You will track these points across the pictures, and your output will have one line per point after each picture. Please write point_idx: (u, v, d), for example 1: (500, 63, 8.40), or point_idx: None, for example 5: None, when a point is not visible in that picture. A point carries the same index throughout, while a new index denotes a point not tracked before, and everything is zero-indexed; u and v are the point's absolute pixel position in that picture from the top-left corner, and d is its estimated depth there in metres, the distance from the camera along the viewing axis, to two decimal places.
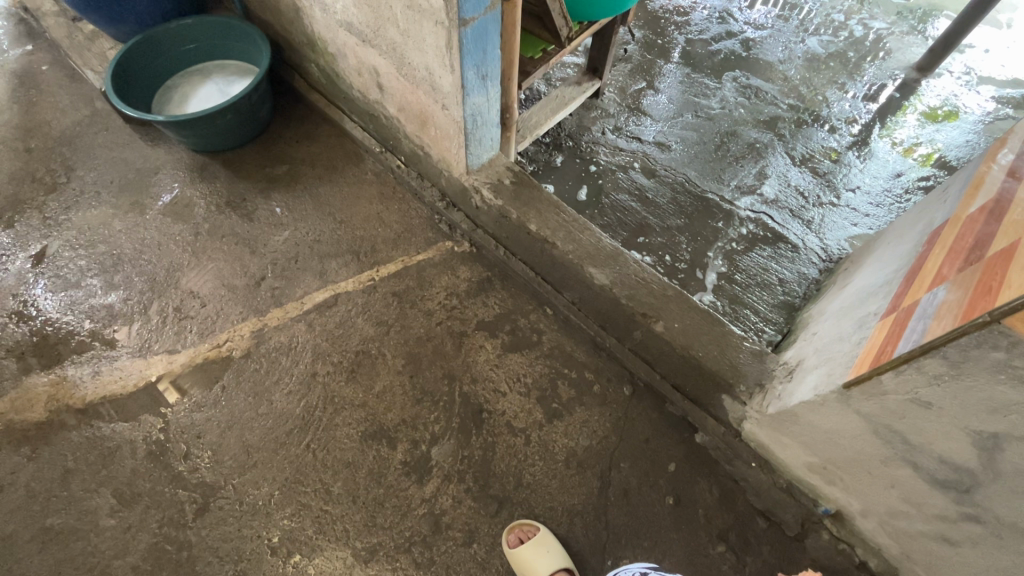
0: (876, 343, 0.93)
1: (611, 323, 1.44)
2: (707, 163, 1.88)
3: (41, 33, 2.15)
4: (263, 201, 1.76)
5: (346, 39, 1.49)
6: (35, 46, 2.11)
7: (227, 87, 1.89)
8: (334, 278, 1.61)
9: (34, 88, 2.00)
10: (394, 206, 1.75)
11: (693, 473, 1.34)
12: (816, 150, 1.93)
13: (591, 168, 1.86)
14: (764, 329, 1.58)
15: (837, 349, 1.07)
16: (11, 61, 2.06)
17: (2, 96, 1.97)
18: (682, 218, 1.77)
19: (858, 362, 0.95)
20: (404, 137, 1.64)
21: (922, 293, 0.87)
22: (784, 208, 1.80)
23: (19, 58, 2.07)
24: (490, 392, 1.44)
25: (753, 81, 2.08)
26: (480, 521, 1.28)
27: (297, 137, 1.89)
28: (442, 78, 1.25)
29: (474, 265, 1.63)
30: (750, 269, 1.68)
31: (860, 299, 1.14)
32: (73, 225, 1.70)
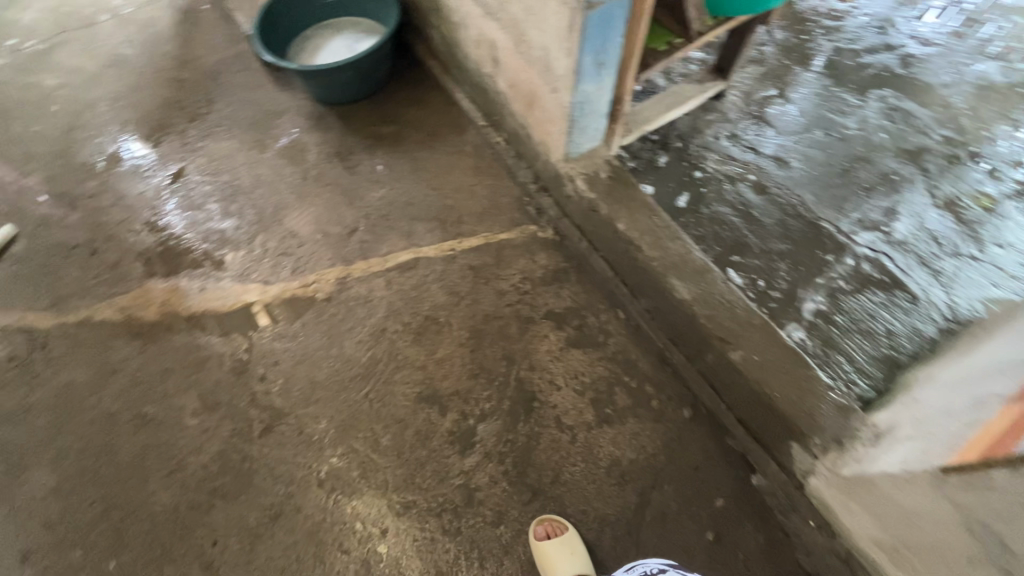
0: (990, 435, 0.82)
1: (684, 340, 1.37)
2: (828, 188, 1.70)
3: None
4: (368, 157, 1.84)
5: (470, 9, 1.50)
6: None
7: (355, 44, 1.98)
8: (418, 241, 1.66)
9: (194, 25, 2.22)
10: (487, 182, 1.76)
11: (741, 515, 1.26)
12: (966, 193, 1.68)
13: (695, 174, 1.75)
14: (856, 382, 1.42)
15: (940, 424, 0.94)
16: None
17: (168, 29, 2.20)
18: (787, 244, 1.62)
19: (965, 448, 0.86)
20: (509, 114, 1.63)
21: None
22: (911, 253, 1.59)
23: None
24: (545, 383, 1.43)
25: (905, 104, 1.84)
26: (511, 506, 1.29)
27: (409, 99, 1.95)
28: (557, 61, 1.23)
29: (554, 254, 1.61)
30: (854, 313, 1.51)
31: (983, 374, 0.99)
32: (206, 153, 1.88)
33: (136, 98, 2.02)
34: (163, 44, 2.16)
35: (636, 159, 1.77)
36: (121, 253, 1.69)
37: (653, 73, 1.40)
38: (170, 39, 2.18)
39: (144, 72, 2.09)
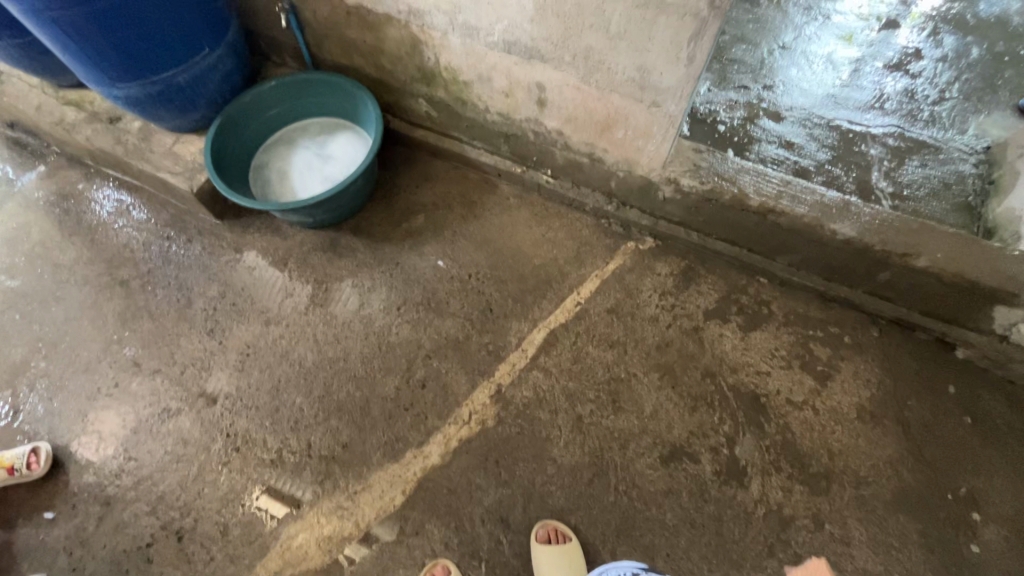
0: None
1: (844, 272, 1.44)
2: (817, 98, 1.92)
3: (58, 152, 1.85)
4: (420, 258, 1.62)
5: (497, 61, 1.36)
6: (63, 169, 1.82)
7: (323, 148, 1.71)
8: (540, 314, 1.52)
9: (91, 216, 1.73)
10: (557, 223, 1.66)
11: (973, 388, 1.38)
12: (892, 58, 2.03)
13: (721, 129, 1.82)
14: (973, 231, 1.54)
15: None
16: (46, 196, 1.78)
17: (60, 237, 1.70)
18: (830, 152, 1.77)
19: None
20: (563, 148, 1.53)
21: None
22: (906, 115, 1.87)
23: (53, 190, 1.79)
24: (755, 376, 1.41)
25: (828, 10, 2.16)
26: (819, 502, 1.26)
27: (415, 180, 1.75)
28: (663, 75, 1.17)
29: (669, 258, 1.58)
30: (915, 182, 1.70)
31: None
32: (230, 348, 1.50)
33: (83, 333, 1.55)
34: (66, 251, 1.68)
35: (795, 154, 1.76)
36: (218, 517, 1.29)
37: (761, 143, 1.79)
38: (72, 242, 1.69)
39: (71, 296, 1.60)
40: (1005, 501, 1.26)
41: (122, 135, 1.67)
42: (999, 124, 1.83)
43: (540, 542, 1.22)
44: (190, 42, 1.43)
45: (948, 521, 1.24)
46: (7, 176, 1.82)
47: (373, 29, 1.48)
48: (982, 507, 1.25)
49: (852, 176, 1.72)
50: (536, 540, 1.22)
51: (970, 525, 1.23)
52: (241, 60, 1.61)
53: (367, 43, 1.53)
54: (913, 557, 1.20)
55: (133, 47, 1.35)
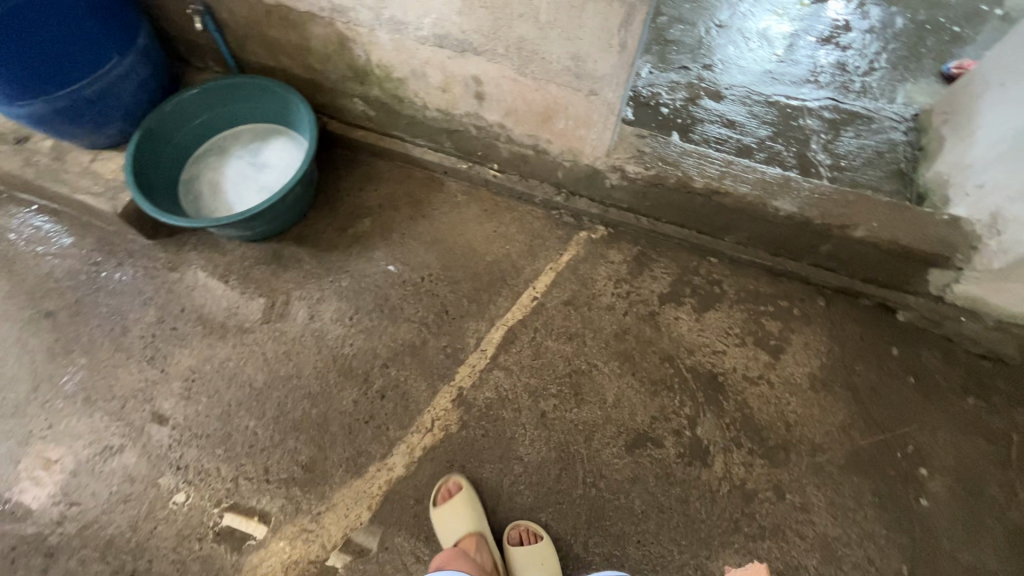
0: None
1: (789, 246, 1.47)
2: (754, 75, 1.95)
3: None
4: (369, 265, 1.57)
5: (430, 55, 1.31)
6: None
7: (257, 156, 1.63)
8: (497, 312, 1.49)
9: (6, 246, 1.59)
10: (507, 217, 1.63)
11: (914, 348, 1.45)
12: (823, 31, 2.08)
13: (663, 112, 1.83)
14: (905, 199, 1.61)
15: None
16: None
17: None
18: (770, 128, 1.81)
19: None
20: (506, 141, 1.50)
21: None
22: (839, 87, 1.92)
23: None
24: (712, 356, 1.44)
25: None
26: (779, 473, 1.29)
27: (359, 183, 1.68)
28: (598, 62, 1.15)
29: (621, 245, 1.58)
30: (851, 152, 1.75)
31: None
32: (173, 375, 1.42)
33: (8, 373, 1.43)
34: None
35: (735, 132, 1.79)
36: (174, 556, 1.23)
37: (704, 123, 1.81)
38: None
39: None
40: (948, 453, 1.33)
41: (32, 155, 1.55)
42: (924, 91, 1.91)
43: (512, 544, 1.23)
44: (99, 52, 1.33)
45: (898, 478, 1.29)
46: None
47: (297, 28, 1.40)
48: (928, 462, 1.31)
49: (791, 151, 1.76)
50: (508, 543, 1.23)
51: (918, 480, 1.29)
52: (157, 68, 1.50)
53: (293, 43, 1.45)
54: (869, 516, 1.25)
55: (37, 65, 1.25)
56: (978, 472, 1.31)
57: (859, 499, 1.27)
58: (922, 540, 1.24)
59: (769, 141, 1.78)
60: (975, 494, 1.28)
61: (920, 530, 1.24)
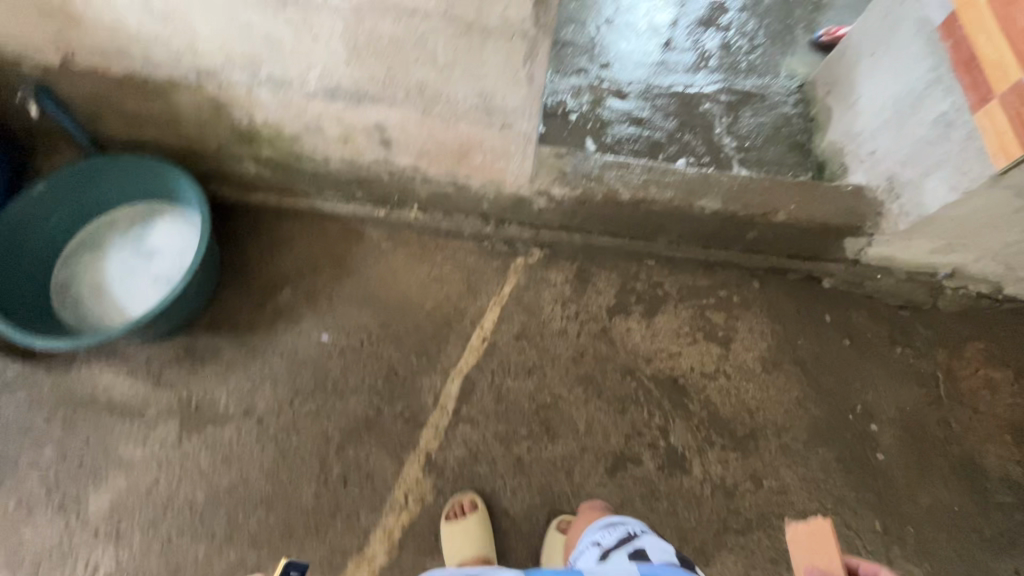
0: (1010, 122, 1.09)
1: (718, 237, 1.51)
2: (650, 68, 1.97)
3: None
4: (299, 339, 1.43)
5: (322, 109, 1.19)
6: None
7: (142, 242, 1.43)
8: (449, 362, 1.42)
9: None
10: (439, 257, 1.55)
11: (844, 311, 1.54)
12: (703, 15, 2.15)
13: (573, 119, 1.82)
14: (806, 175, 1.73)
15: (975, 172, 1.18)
16: None
17: None
18: (675, 120, 1.84)
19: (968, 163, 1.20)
20: (423, 181, 1.41)
21: (1008, 81, 1.09)
22: (729, 68, 1.99)
23: None
24: (669, 360, 1.45)
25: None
26: (753, 462, 1.33)
27: (268, 249, 1.52)
28: (507, 97, 1.09)
29: (560, 264, 1.55)
30: (752, 132, 1.83)
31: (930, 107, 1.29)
32: (95, 519, 1.23)
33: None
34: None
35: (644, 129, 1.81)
36: None
37: (613, 125, 1.81)
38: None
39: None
40: (891, 404, 1.43)
41: None
42: (802, 62, 2.03)
43: None
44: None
45: (855, 439, 1.38)
46: None
47: (158, 97, 1.22)
48: (876, 417, 1.41)
49: (699, 139, 1.80)
50: None
51: (871, 436, 1.39)
52: None
53: (157, 113, 1.27)
54: (838, 483, 1.33)
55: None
56: (918, 415, 1.42)
57: (826, 469, 1.34)
58: (885, 493, 1.33)
59: (678, 133, 1.81)
60: (920, 436, 1.39)
61: (882, 484, 1.34)
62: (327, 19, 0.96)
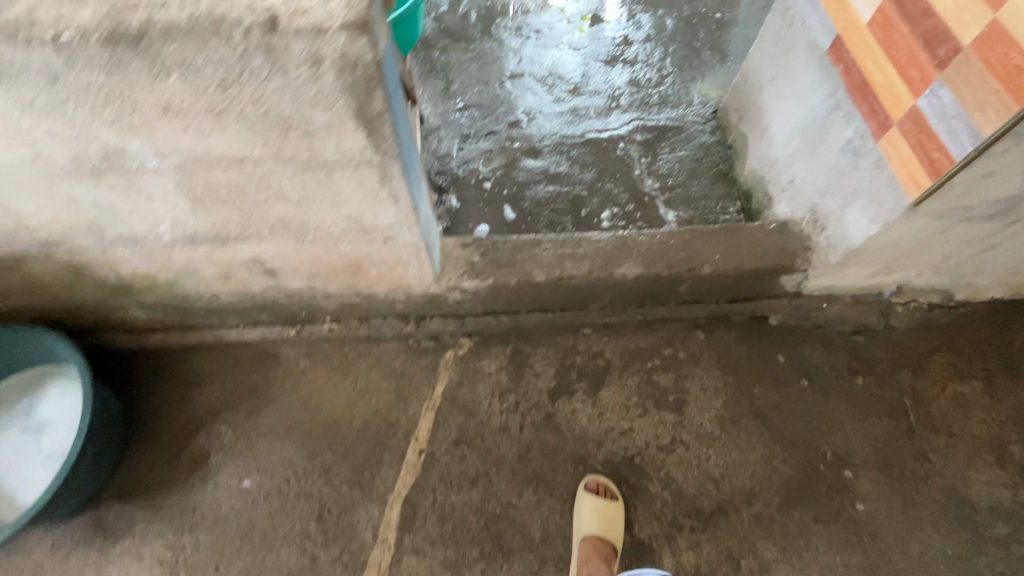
0: (914, 151, 1.02)
1: (651, 296, 1.42)
2: (561, 118, 1.91)
3: None
4: (220, 489, 1.30)
5: (189, 255, 1.09)
6: None
7: (31, 416, 1.30)
8: (386, 486, 1.30)
9: None
10: (362, 366, 1.44)
11: (797, 347, 1.45)
12: (608, 53, 2.10)
13: (488, 188, 1.73)
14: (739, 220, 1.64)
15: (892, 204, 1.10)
16: None
17: None
18: (593, 169, 1.77)
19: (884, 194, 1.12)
20: (325, 297, 1.31)
21: (904, 108, 1.02)
22: (641, 104, 1.94)
23: None
24: (622, 438, 1.35)
25: (535, 25, 2.16)
26: (726, 541, 1.23)
27: (176, 393, 1.40)
28: (378, 215, 1.00)
29: (493, 351, 1.45)
30: (674, 169, 1.76)
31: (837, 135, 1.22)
32: None
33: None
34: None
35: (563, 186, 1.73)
36: None
37: (531, 187, 1.74)
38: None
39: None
40: (862, 444, 1.33)
41: None
42: (714, 85, 1.98)
43: None
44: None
45: (831, 492, 1.28)
46: None
47: (10, 271, 1.11)
48: (849, 461, 1.31)
49: (620, 186, 1.73)
50: None
51: (848, 485, 1.29)
52: None
53: (14, 284, 1.16)
54: (820, 547, 1.23)
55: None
56: (893, 451, 1.32)
57: (805, 532, 1.24)
58: (872, 548, 1.23)
59: (599, 184, 1.74)
60: (898, 475, 1.30)
61: (867, 539, 1.23)
62: (152, 179, 0.87)
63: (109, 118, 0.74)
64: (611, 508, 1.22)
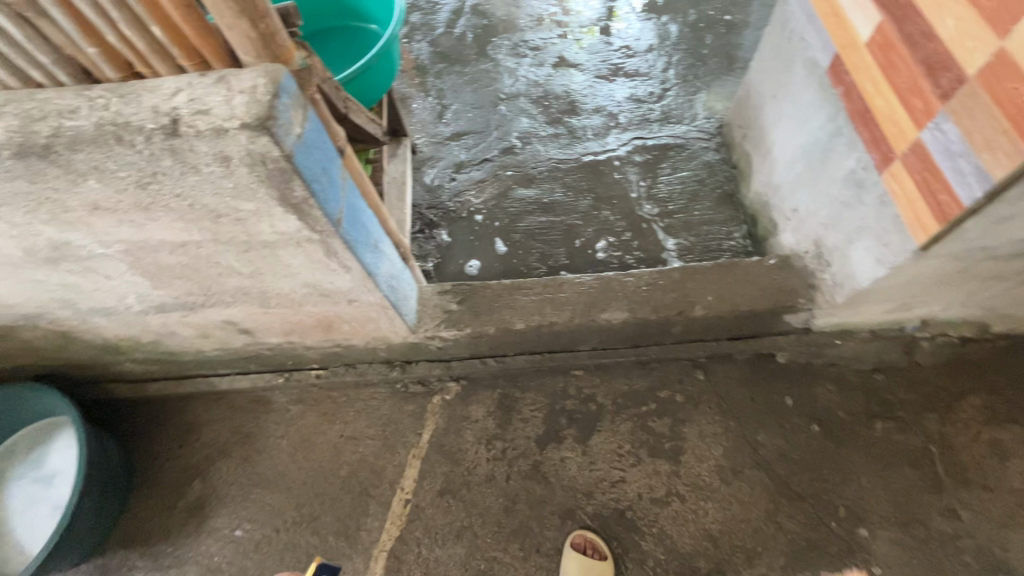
0: (918, 188, 0.91)
1: (643, 337, 1.35)
2: (556, 141, 1.84)
3: None
4: (212, 539, 1.33)
5: (163, 320, 1.11)
6: None
7: (41, 467, 1.37)
8: (372, 539, 1.29)
9: None
10: (350, 413, 1.43)
11: (808, 389, 1.33)
12: (608, 66, 2.00)
13: (480, 220, 1.69)
14: (739, 241, 1.55)
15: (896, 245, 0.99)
16: None
17: None
18: (589, 196, 1.70)
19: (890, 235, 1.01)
20: (306, 348, 1.31)
21: (907, 140, 0.91)
22: (642, 121, 1.84)
23: None
24: (613, 489, 1.28)
25: (532, 41, 2.09)
26: None
27: (174, 441, 1.44)
28: (334, 282, 0.97)
29: (480, 396, 1.41)
30: (674, 192, 1.66)
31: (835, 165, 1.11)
32: None
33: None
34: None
35: (556, 215, 1.67)
36: None
37: (525, 217, 1.68)
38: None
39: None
40: (881, 499, 1.21)
41: None
42: (720, 96, 1.86)
43: None
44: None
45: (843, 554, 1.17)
46: None
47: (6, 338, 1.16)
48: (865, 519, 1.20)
49: (617, 213, 1.65)
50: None
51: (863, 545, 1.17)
52: None
53: (13, 348, 1.22)
54: None
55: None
56: (917, 506, 1.20)
57: None
58: None
59: (595, 211, 1.67)
60: (922, 534, 1.17)
61: None
62: (104, 262, 0.88)
63: (45, 217, 0.75)
64: (597, 568, 1.17)
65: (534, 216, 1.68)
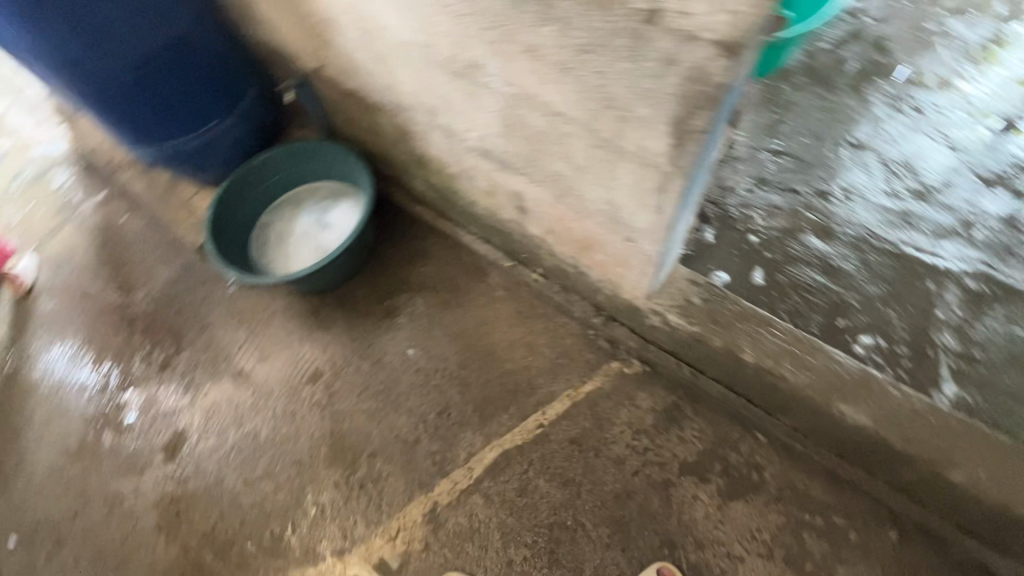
0: None
1: (859, 455, 1.21)
2: (880, 214, 1.46)
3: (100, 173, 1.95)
4: (392, 342, 1.57)
5: (476, 163, 1.27)
6: (102, 193, 1.92)
7: (325, 215, 1.73)
8: (497, 431, 1.40)
9: (114, 246, 1.83)
10: (540, 326, 1.53)
11: None
12: (997, 171, 1.55)
13: (750, 241, 1.37)
14: None
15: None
16: (84, 215, 1.89)
17: (86, 259, 1.81)
18: (884, 286, 1.31)
19: None
20: (548, 253, 1.41)
21: None
22: (1000, 252, 1.40)
23: (90, 211, 1.90)
24: (725, 560, 1.20)
25: (923, 99, 1.64)
26: None
27: (407, 256, 1.68)
28: (636, 215, 1.01)
29: (654, 389, 1.39)
30: (994, 342, 1.22)
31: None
32: (199, 406, 1.55)
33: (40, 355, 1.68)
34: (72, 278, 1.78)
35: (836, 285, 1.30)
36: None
37: (800, 266, 1.33)
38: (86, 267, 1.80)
39: (75, 322, 1.71)
40: None
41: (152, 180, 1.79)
42: None
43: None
44: (216, 103, 1.55)
45: None
46: (59, 189, 1.94)
47: (370, 112, 1.44)
48: None
49: (909, 327, 1.24)
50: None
51: None
52: (259, 125, 1.68)
53: (367, 122, 1.50)
54: None
55: (179, 112, 1.50)
56: None
57: None
58: None
59: (884, 308, 1.27)
60: None
61: None
62: (490, 95, 1.01)
63: (490, 39, 0.89)
64: None
65: (808, 270, 1.33)
